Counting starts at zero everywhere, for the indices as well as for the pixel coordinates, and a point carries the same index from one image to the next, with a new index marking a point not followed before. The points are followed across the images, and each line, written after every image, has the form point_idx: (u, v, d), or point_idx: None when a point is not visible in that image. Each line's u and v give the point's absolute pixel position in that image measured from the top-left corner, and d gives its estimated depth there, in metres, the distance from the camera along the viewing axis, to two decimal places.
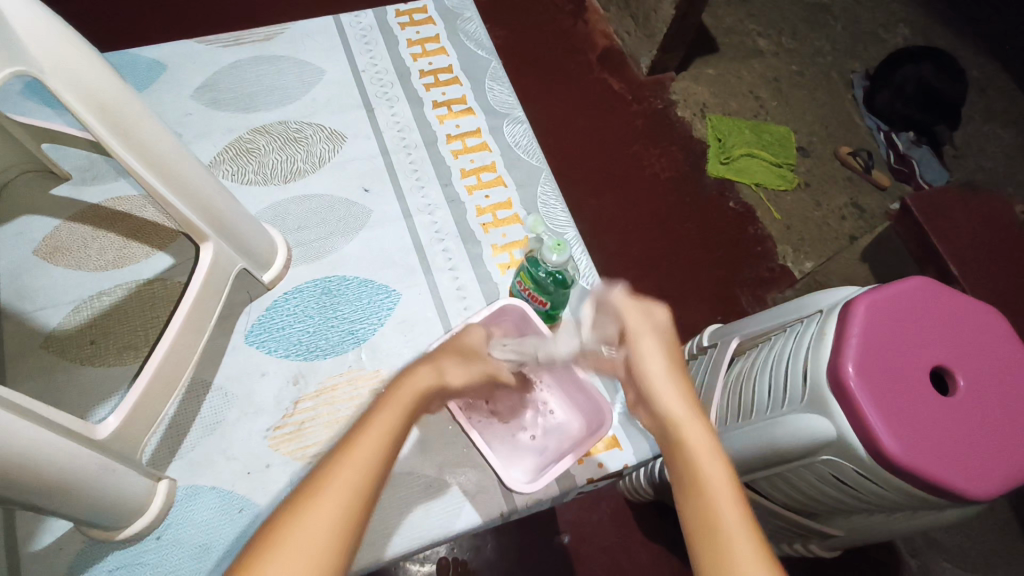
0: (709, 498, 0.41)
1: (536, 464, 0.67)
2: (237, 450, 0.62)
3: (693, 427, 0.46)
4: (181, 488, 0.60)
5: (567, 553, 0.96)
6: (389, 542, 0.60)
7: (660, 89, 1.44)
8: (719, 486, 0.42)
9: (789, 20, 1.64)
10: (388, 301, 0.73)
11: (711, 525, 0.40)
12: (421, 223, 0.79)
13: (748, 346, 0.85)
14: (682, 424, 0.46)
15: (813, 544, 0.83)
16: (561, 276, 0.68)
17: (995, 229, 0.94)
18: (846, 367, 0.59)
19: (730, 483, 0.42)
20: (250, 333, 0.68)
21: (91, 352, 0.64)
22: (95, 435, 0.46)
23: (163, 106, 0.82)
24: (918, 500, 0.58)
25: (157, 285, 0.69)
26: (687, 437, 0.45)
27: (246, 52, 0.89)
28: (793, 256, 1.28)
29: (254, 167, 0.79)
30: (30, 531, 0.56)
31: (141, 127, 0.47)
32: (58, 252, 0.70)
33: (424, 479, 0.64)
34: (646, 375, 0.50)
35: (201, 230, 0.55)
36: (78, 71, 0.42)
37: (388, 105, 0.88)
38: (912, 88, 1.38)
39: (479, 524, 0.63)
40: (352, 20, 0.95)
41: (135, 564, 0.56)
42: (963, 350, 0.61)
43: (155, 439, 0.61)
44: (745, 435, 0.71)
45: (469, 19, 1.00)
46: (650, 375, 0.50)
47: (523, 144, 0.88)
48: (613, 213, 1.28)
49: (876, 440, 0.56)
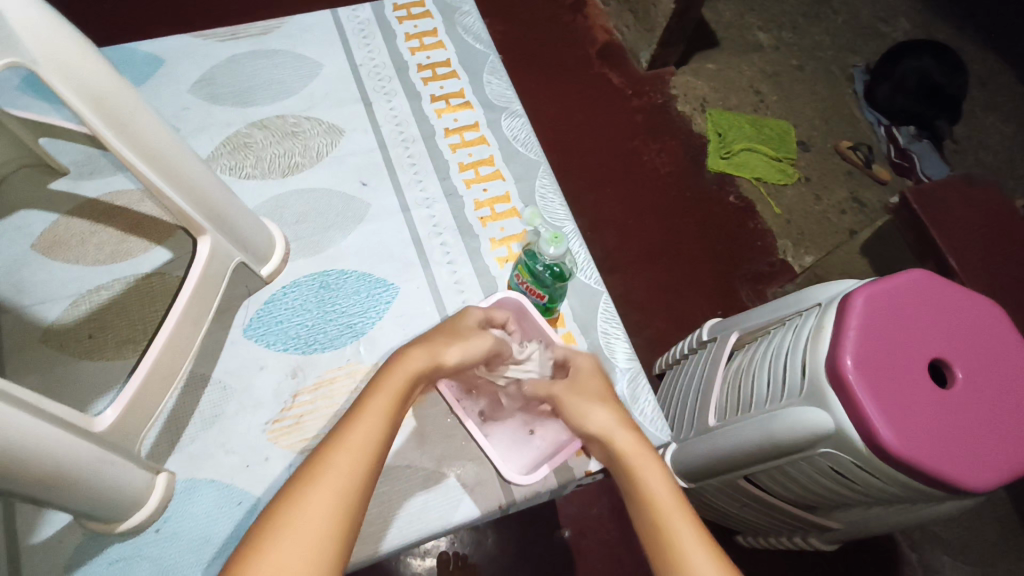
0: (649, 497, 0.45)
1: (536, 456, 0.67)
2: (236, 444, 0.62)
3: (623, 435, 0.50)
4: (181, 481, 0.60)
5: (567, 547, 0.96)
6: (388, 533, 0.60)
7: (660, 84, 1.44)
8: (657, 486, 0.46)
9: (789, 14, 1.63)
10: (386, 295, 0.73)
11: (652, 522, 0.44)
12: (418, 217, 0.79)
13: (747, 340, 0.85)
14: (613, 434, 0.51)
15: (812, 537, 0.83)
16: (558, 268, 0.69)
17: (994, 222, 0.94)
18: (844, 360, 0.59)
19: (670, 484, 0.46)
20: (248, 327, 0.68)
21: (90, 346, 0.64)
22: (92, 428, 0.46)
23: (161, 100, 0.82)
24: (917, 492, 0.58)
25: (155, 279, 0.69)
26: (620, 442, 0.50)
27: (243, 46, 0.89)
28: (793, 250, 1.28)
29: (251, 162, 0.79)
30: (30, 524, 0.56)
31: (135, 119, 0.47)
32: (56, 247, 0.70)
33: (422, 471, 0.64)
34: (574, 406, 0.54)
35: (197, 223, 0.55)
36: (72, 62, 0.41)
37: (385, 99, 0.88)
38: (914, 83, 1.36)
39: (477, 517, 0.63)
40: (350, 14, 0.95)
41: (135, 556, 0.56)
42: (961, 342, 0.61)
43: (154, 432, 0.61)
44: (744, 429, 0.71)
45: (467, 12, 1.00)
46: (576, 404, 0.54)
47: (521, 137, 0.88)
48: (613, 208, 1.28)
49: (873, 432, 0.56)
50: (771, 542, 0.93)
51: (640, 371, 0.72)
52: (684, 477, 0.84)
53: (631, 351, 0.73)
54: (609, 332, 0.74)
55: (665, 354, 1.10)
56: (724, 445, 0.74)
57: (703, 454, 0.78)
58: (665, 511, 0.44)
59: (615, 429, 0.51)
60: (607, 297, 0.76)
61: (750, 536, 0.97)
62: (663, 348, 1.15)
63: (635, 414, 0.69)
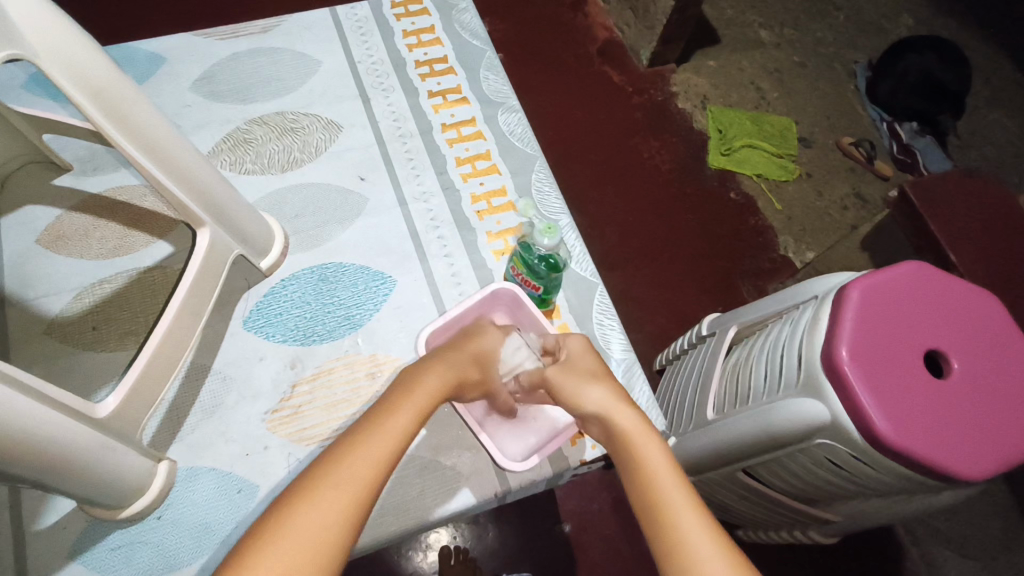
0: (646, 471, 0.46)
1: (529, 447, 0.68)
2: (236, 433, 0.63)
3: (622, 413, 0.51)
4: (182, 470, 0.61)
5: (567, 541, 0.96)
6: (385, 521, 0.61)
7: (660, 81, 1.44)
8: (651, 455, 0.47)
9: (791, 11, 1.63)
10: (383, 287, 0.74)
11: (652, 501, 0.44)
12: (416, 211, 0.80)
13: (745, 333, 0.85)
14: (607, 408, 0.52)
15: (812, 531, 0.83)
16: (554, 259, 0.70)
17: (994, 215, 0.94)
18: (840, 350, 0.59)
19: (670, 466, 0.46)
20: (248, 319, 0.69)
21: (93, 337, 0.66)
22: (95, 414, 0.47)
23: (162, 97, 0.84)
24: (913, 482, 0.58)
25: (156, 273, 0.70)
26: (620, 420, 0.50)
27: (243, 44, 0.91)
28: (794, 246, 1.28)
29: (252, 157, 0.80)
30: (34, 511, 0.58)
31: (136, 113, 0.48)
32: (60, 241, 0.71)
33: (420, 460, 0.65)
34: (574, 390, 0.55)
35: (197, 216, 0.56)
36: (71, 54, 0.42)
37: (383, 94, 0.89)
38: (914, 78, 1.36)
39: (474, 505, 0.63)
40: (349, 12, 0.96)
41: (136, 543, 0.57)
42: (957, 334, 0.61)
43: (155, 421, 0.62)
44: (740, 421, 0.71)
45: (464, 9, 1.00)
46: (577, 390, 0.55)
47: (517, 132, 0.88)
48: (612, 204, 1.28)
49: (867, 421, 0.56)
50: (773, 536, 0.93)
51: (635, 362, 0.72)
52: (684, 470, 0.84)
53: (626, 343, 0.74)
54: (605, 324, 0.75)
55: (665, 350, 1.10)
56: (721, 437, 0.74)
57: (702, 446, 0.78)
58: (656, 476, 0.45)
59: (611, 401, 0.52)
60: (602, 288, 0.77)
61: (752, 530, 0.97)
62: (663, 344, 1.15)
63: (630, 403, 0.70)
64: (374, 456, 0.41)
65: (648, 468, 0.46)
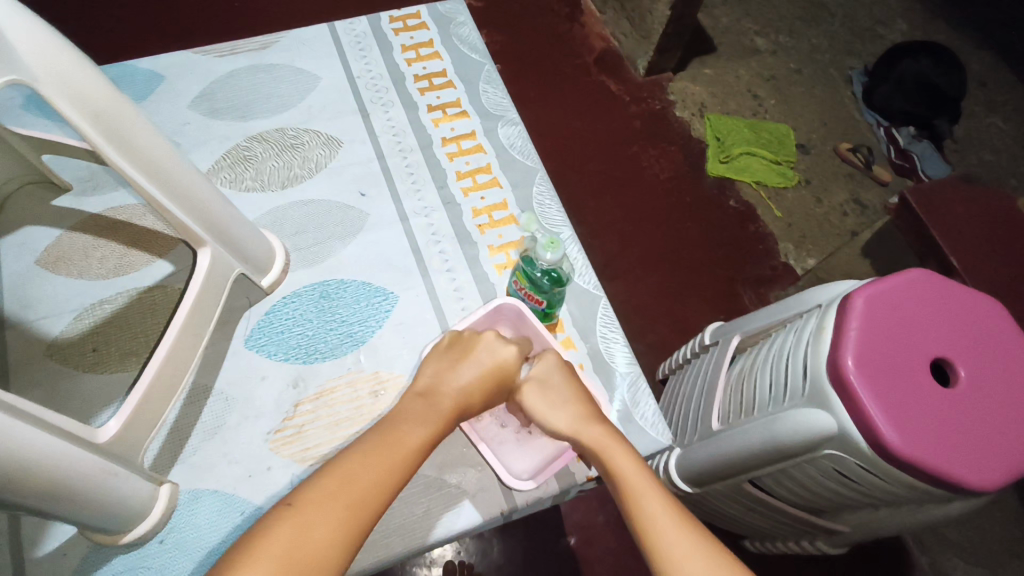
0: (638, 503, 0.48)
1: (535, 463, 0.68)
2: (239, 454, 0.62)
3: (590, 429, 0.56)
4: (184, 492, 0.60)
5: (573, 554, 0.95)
6: (389, 541, 0.61)
7: (658, 91, 1.45)
8: (630, 472, 0.50)
9: (786, 18, 1.64)
10: (385, 304, 0.73)
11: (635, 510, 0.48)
12: (417, 226, 0.80)
13: (748, 343, 0.85)
14: (584, 434, 0.56)
15: (820, 541, 0.81)
16: (557, 273, 0.70)
17: (996, 221, 0.94)
18: (847, 361, 0.58)
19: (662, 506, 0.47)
20: (249, 337, 0.69)
21: (94, 359, 0.65)
22: (95, 439, 0.47)
23: (162, 115, 0.84)
24: (921, 493, 0.58)
25: (156, 291, 0.70)
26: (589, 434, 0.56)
27: (241, 61, 0.91)
28: (794, 253, 1.27)
29: (252, 174, 0.80)
30: (35, 538, 0.57)
31: (134, 133, 0.47)
32: (59, 261, 0.71)
33: (424, 478, 0.64)
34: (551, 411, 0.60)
35: (198, 236, 0.56)
36: (74, 80, 0.42)
37: (382, 109, 0.89)
38: (912, 83, 1.36)
39: (480, 523, 0.63)
40: (347, 28, 0.97)
41: (138, 568, 0.56)
42: (967, 345, 0.60)
43: (156, 443, 0.62)
44: (746, 431, 0.70)
45: (462, 23, 1.01)
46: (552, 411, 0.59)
47: (517, 145, 0.88)
48: (613, 214, 1.28)
49: (878, 435, 0.56)
50: (780, 546, 0.92)
51: (640, 375, 0.72)
52: (689, 483, 0.82)
53: (631, 356, 0.73)
54: (609, 337, 0.74)
55: (666, 360, 1.09)
56: (725, 448, 0.73)
57: (705, 461, 0.77)
58: (641, 499, 0.48)
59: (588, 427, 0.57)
60: (605, 301, 0.76)
61: (759, 540, 0.95)
62: (666, 353, 1.15)
63: (637, 418, 0.70)
64: (378, 470, 0.46)
65: (637, 496, 0.48)
